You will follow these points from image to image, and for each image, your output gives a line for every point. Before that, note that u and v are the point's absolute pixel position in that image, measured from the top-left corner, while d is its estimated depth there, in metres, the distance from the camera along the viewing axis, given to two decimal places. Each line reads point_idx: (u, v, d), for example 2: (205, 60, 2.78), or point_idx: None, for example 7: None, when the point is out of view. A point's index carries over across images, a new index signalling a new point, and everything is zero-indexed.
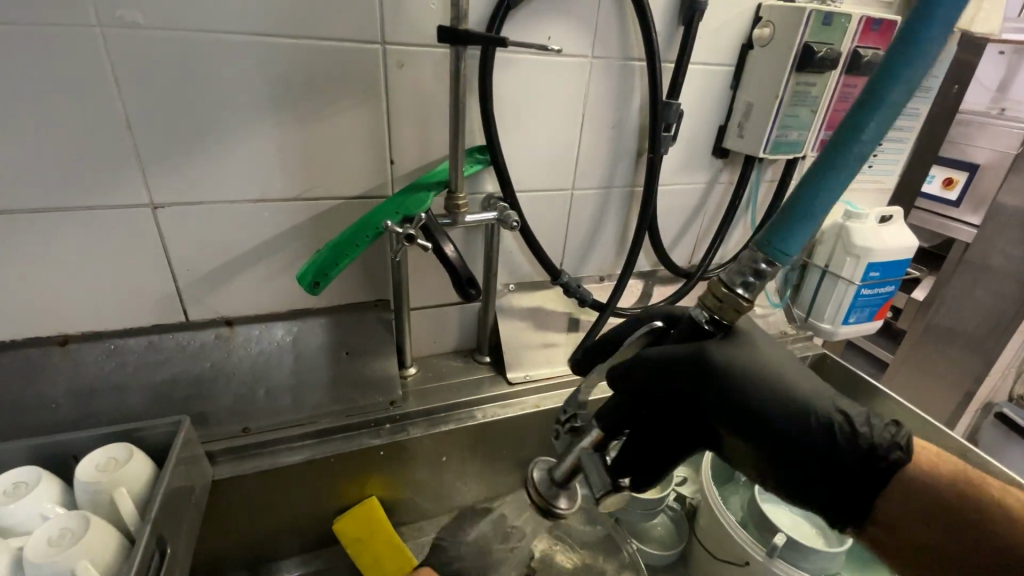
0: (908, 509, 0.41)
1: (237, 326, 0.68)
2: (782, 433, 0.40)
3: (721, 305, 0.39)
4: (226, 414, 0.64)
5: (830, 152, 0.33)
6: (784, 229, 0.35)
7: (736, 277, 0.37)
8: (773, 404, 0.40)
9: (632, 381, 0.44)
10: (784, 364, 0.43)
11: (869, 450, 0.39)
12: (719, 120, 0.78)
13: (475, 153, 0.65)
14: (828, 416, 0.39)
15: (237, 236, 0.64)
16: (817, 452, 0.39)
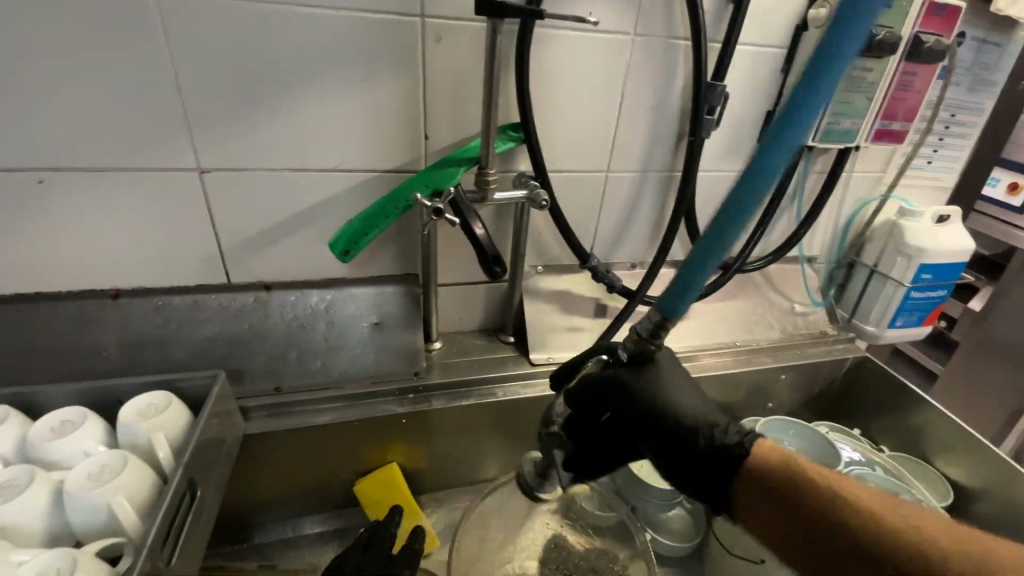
0: (768, 498, 0.43)
1: (274, 291, 0.71)
2: (680, 438, 0.44)
3: (639, 345, 0.44)
4: (259, 374, 0.67)
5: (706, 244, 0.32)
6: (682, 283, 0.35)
7: (647, 329, 0.42)
8: (674, 412, 0.45)
9: (573, 393, 0.50)
10: (682, 385, 0.47)
11: (726, 448, 0.43)
12: (766, 106, 0.75)
13: (508, 131, 0.65)
14: (705, 427, 0.44)
15: (276, 204, 0.66)
16: (693, 452, 0.44)
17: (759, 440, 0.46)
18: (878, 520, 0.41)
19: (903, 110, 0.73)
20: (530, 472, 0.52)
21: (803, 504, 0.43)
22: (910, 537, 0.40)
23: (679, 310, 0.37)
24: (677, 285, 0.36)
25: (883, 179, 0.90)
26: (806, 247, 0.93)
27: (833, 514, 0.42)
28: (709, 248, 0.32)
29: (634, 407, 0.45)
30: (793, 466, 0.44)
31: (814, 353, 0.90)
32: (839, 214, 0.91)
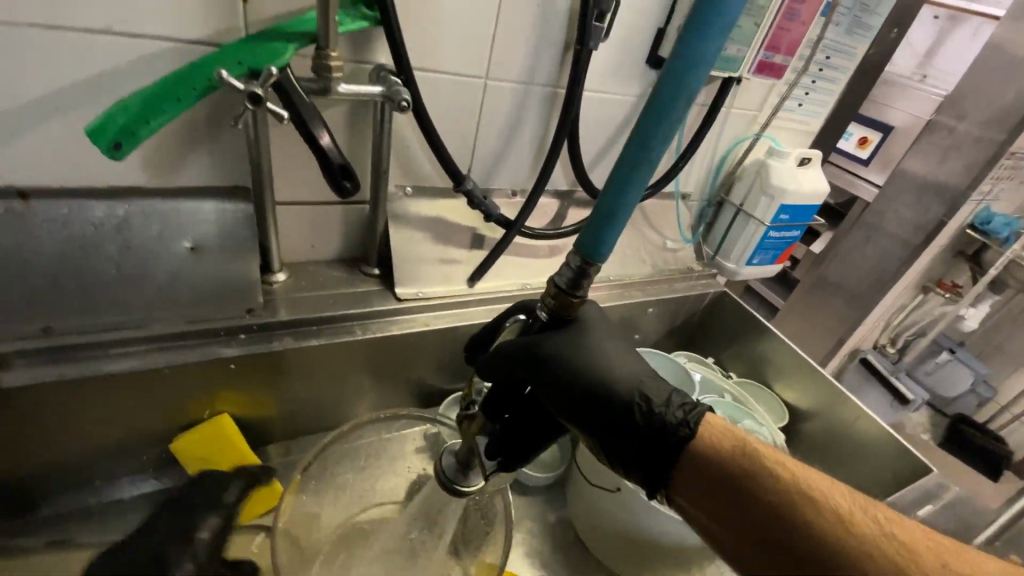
0: (697, 484, 0.40)
1: (34, 201, 0.52)
2: (604, 408, 0.43)
3: (558, 303, 0.44)
4: (20, 311, 0.51)
5: (625, 163, 0.39)
6: (603, 215, 0.40)
7: (569, 280, 0.42)
8: (595, 380, 0.44)
9: (490, 371, 0.48)
10: (618, 357, 0.45)
11: (664, 427, 0.41)
12: (658, 23, 0.69)
13: (360, 6, 0.51)
14: (630, 395, 0.43)
15: (18, 73, 0.46)
16: (629, 430, 0.42)
17: (708, 416, 0.43)
18: (842, 527, 0.35)
19: (785, 42, 0.72)
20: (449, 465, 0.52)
21: (777, 508, 0.37)
22: (896, 556, 0.34)
23: (638, 173, 0.39)
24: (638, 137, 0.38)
25: (757, 118, 0.91)
26: (683, 183, 0.93)
27: (793, 517, 0.36)
28: (631, 164, 0.39)
29: (552, 374, 0.44)
30: (734, 444, 0.41)
31: (680, 288, 0.92)
32: (716, 150, 0.92)
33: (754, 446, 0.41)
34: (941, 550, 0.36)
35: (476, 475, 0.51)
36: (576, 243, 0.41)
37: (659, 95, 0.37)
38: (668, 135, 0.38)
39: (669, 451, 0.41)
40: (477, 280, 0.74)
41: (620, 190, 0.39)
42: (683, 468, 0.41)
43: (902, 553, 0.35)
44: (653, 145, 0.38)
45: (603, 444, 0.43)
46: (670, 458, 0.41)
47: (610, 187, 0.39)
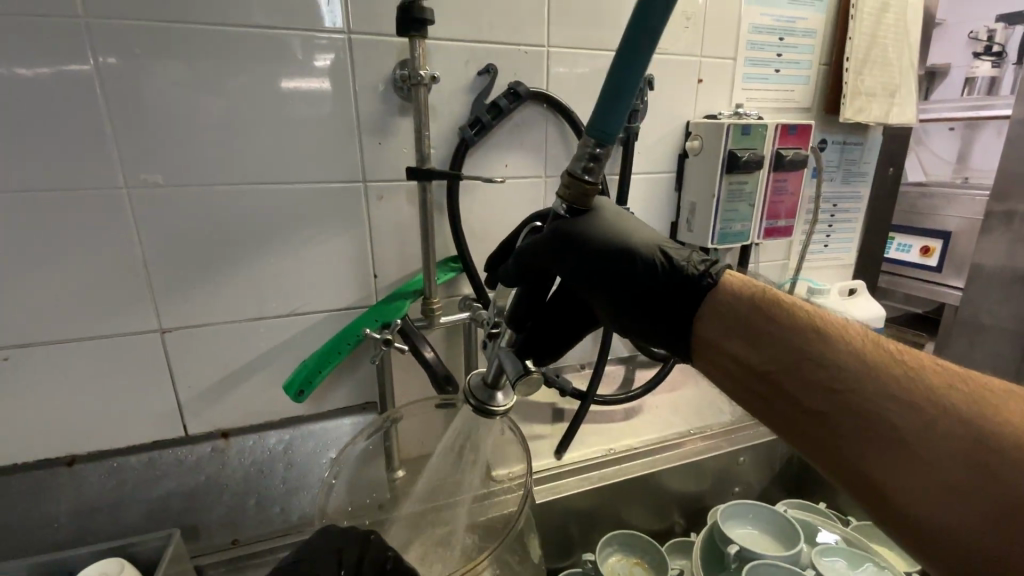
0: (723, 324, 0.48)
1: (232, 438, 0.70)
2: (630, 283, 0.50)
3: (572, 193, 0.46)
4: (216, 527, 0.68)
5: (629, 38, 0.39)
6: (614, 89, 0.41)
7: (582, 166, 0.44)
8: (619, 251, 0.50)
9: (517, 274, 0.51)
10: (632, 228, 0.53)
11: (686, 278, 0.49)
12: (670, 218, 0.87)
13: (447, 263, 0.74)
14: (652, 254, 0.50)
15: (233, 353, 0.69)
16: (654, 278, 0.49)
17: (727, 273, 0.51)
18: (851, 353, 0.42)
19: (783, 210, 0.87)
20: (476, 391, 0.49)
21: (796, 343, 0.45)
22: (895, 368, 0.41)
23: (643, 42, 0.39)
24: (626, 41, 0.40)
25: (788, 264, 1.02)
26: None
27: (807, 349, 0.44)
28: (636, 37, 0.39)
29: (577, 262, 0.50)
30: (756, 292, 0.48)
31: (766, 432, 0.92)
32: None
33: (775, 296, 0.48)
34: (974, 381, 0.39)
35: (508, 395, 0.49)
36: (590, 123, 0.42)
37: None
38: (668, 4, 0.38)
39: (691, 294, 0.49)
40: (564, 452, 0.82)
41: (626, 65, 0.40)
42: (707, 312, 0.49)
43: (911, 376, 0.40)
44: (654, 18, 0.39)
45: (633, 312, 0.50)
46: (693, 300, 0.49)
47: (619, 60, 0.40)
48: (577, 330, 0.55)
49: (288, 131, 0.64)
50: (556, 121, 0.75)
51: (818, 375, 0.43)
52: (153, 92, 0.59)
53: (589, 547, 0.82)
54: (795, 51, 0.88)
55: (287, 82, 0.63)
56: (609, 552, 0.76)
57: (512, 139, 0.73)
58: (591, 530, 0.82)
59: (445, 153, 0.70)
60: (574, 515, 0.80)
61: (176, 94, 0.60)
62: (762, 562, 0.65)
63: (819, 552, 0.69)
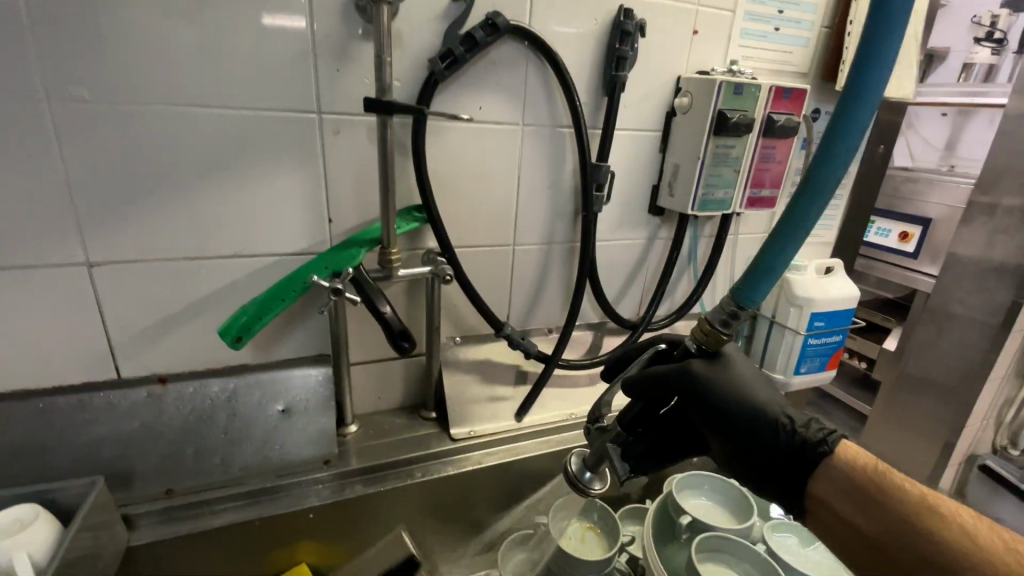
0: (838, 491, 0.50)
1: (170, 383, 0.66)
2: (751, 440, 0.51)
3: (710, 337, 0.49)
4: (150, 476, 0.63)
5: (781, 228, 0.41)
6: (760, 267, 0.43)
7: (722, 318, 0.47)
8: (746, 408, 0.51)
9: (644, 390, 0.53)
10: (757, 384, 0.53)
11: (805, 445, 0.51)
12: (651, 181, 0.83)
13: (412, 212, 0.68)
14: (778, 419, 0.51)
15: (171, 293, 0.64)
16: (773, 451, 0.51)
17: (846, 443, 0.52)
18: (959, 540, 0.46)
19: (768, 178, 0.83)
20: (578, 470, 0.54)
21: (908, 523, 0.48)
22: (1008, 558, 0.44)
23: (793, 235, 0.41)
24: (802, 193, 0.40)
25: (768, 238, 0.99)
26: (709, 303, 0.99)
27: (915, 527, 0.48)
28: (791, 232, 0.41)
29: (706, 405, 0.50)
30: (870, 465, 0.51)
31: None
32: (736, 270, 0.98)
33: (887, 472, 0.51)
34: None
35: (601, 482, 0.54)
36: (731, 290, 0.45)
37: (818, 162, 0.39)
38: (819, 210, 0.40)
39: (807, 462, 0.51)
40: (524, 415, 0.79)
41: (778, 251, 0.42)
42: (822, 481, 0.51)
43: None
44: (808, 216, 0.40)
45: (751, 462, 0.52)
46: (809, 467, 0.51)
47: (769, 248, 0.42)
48: (684, 452, 0.56)
49: (234, 48, 0.57)
50: (537, 62, 0.68)
51: (932, 556, 0.46)
52: None
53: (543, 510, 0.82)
54: (797, 8, 0.83)
55: None
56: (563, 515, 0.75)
57: (487, 79, 0.67)
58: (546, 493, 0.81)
59: (412, 90, 0.64)
60: (529, 476, 0.79)
61: None
62: (713, 534, 0.65)
63: (771, 527, 0.69)
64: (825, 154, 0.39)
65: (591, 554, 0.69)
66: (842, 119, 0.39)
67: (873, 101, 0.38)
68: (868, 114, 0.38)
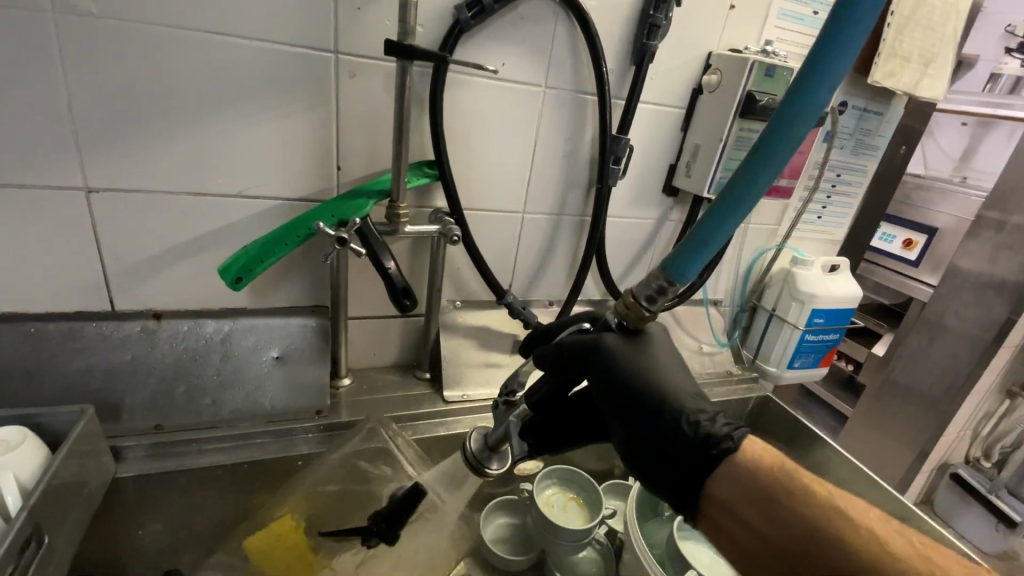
0: (739, 494, 0.42)
1: (164, 320, 0.65)
2: (651, 425, 0.45)
3: (631, 313, 0.43)
4: (140, 410, 0.63)
5: (729, 194, 0.36)
6: (699, 236, 0.37)
7: (649, 291, 0.41)
8: (645, 393, 0.46)
9: (553, 362, 0.49)
10: (673, 371, 0.48)
11: (707, 441, 0.44)
12: (669, 160, 0.81)
13: (422, 167, 0.66)
14: (683, 412, 0.45)
15: (171, 228, 0.62)
16: (672, 443, 0.44)
17: (753, 440, 0.45)
18: (874, 542, 0.39)
19: (788, 168, 0.81)
20: (477, 449, 0.53)
21: (832, 533, 0.40)
22: (920, 563, 0.38)
23: (740, 203, 0.36)
24: (746, 170, 0.35)
25: (777, 231, 0.98)
26: (712, 291, 0.99)
27: (828, 535, 0.40)
28: (736, 198, 0.35)
29: (610, 382, 0.46)
30: (776, 467, 0.44)
31: (719, 393, 0.93)
32: (741, 259, 0.98)
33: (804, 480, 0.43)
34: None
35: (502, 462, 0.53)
36: (663, 261, 0.39)
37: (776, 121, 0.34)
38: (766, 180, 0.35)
39: (708, 463, 0.43)
40: None
41: (720, 220, 0.36)
42: (755, 493, 0.42)
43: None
44: (756, 183, 0.35)
45: (649, 453, 0.45)
46: (708, 470, 0.43)
47: (711, 214, 0.36)
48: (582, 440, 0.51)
49: None
50: (567, 21, 0.66)
51: (836, 563, 0.39)
52: None
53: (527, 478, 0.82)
54: None
55: None
56: (547, 483, 0.75)
57: (514, 34, 0.64)
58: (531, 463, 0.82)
59: (434, 38, 0.61)
60: None
61: None
62: None
63: None
64: (781, 127, 0.34)
65: (572, 523, 0.70)
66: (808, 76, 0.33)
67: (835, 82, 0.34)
68: (827, 94, 0.33)
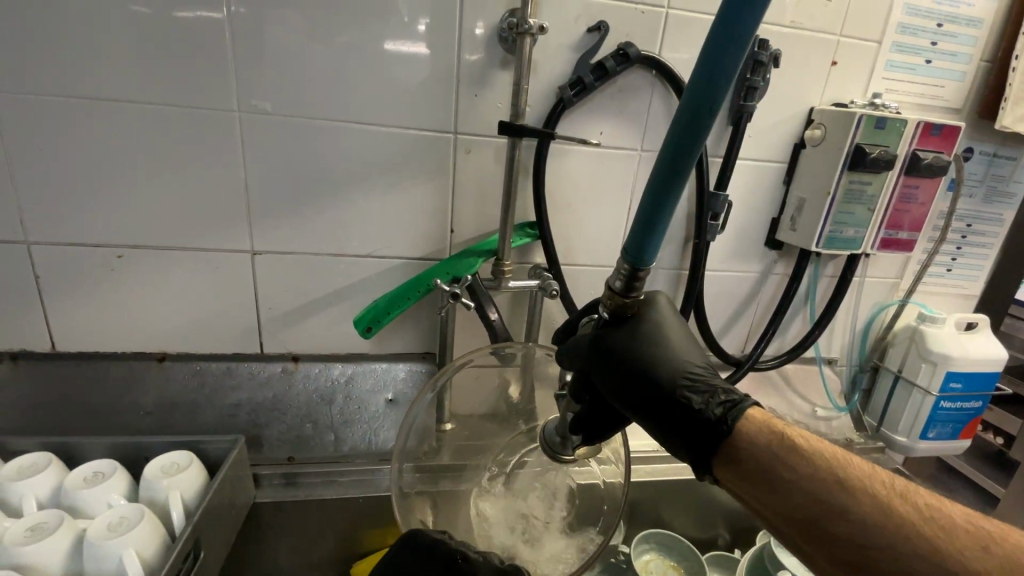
0: (741, 464, 0.44)
1: (301, 362, 0.75)
2: (657, 412, 0.45)
3: (616, 303, 0.43)
4: (278, 442, 0.72)
5: (663, 163, 0.35)
6: (645, 213, 0.36)
7: (623, 283, 0.41)
8: (651, 379, 0.45)
9: (564, 363, 0.50)
10: (673, 345, 0.47)
11: (708, 420, 0.44)
12: (771, 214, 0.80)
13: (525, 228, 0.71)
14: (682, 392, 0.45)
15: (312, 284, 0.72)
16: (677, 421, 0.45)
17: (751, 410, 0.46)
18: (881, 510, 0.40)
19: (907, 220, 0.76)
20: (551, 435, 0.49)
21: (835, 506, 0.41)
22: (924, 530, 0.38)
23: (676, 173, 0.34)
24: (679, 132, 0.33)
25: (899, 285, 0.90)
26: (824, 347, 0.93)
27: (830, 499, 0.41)
28: (668, 169, 0.34)
29: (615, 380, 0.45)
30: (773, 435, 0.45)
31: None
32: (858, 314, 0.91)
33: (793, 441, 0.44)
34: (985, 536, 0.38)
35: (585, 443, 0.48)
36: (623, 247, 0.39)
37: (697, 77, 0.32)
38: (698, 145, 0.33)
39: (713, 438, 0.44)
40: None
41: (659, 194, 0.35)
42: (753, 467, 0.44)
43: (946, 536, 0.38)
44: (687, 148, 0.34)
45: (668, 438, 0.46)
46: (712, 447, 0.44)
47: (649, 189, 0.36)
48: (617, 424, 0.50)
49: (391, 74, 0.64)
50: (663, 90, 0.70)
51: (842, 531, 0.40)
52: (274, 26, 0.61)
53: (624, 539, 0.80)
54: (954, 40, 0.76)
55: (386, 41, 0.63)
56: (644, 548, 0.73)
57: (611, 105, 0.69)
58: (627, 522, 0.80)
59: (539, 114, 0.68)
60: None
61: (295, 31, 0.61)
62: None
63: None
64: (709, 72, 0.31)
65: None
66: (726, 14, 0.30)
67: (757, 10, 0.30)
68: (752, 27, 0.30)
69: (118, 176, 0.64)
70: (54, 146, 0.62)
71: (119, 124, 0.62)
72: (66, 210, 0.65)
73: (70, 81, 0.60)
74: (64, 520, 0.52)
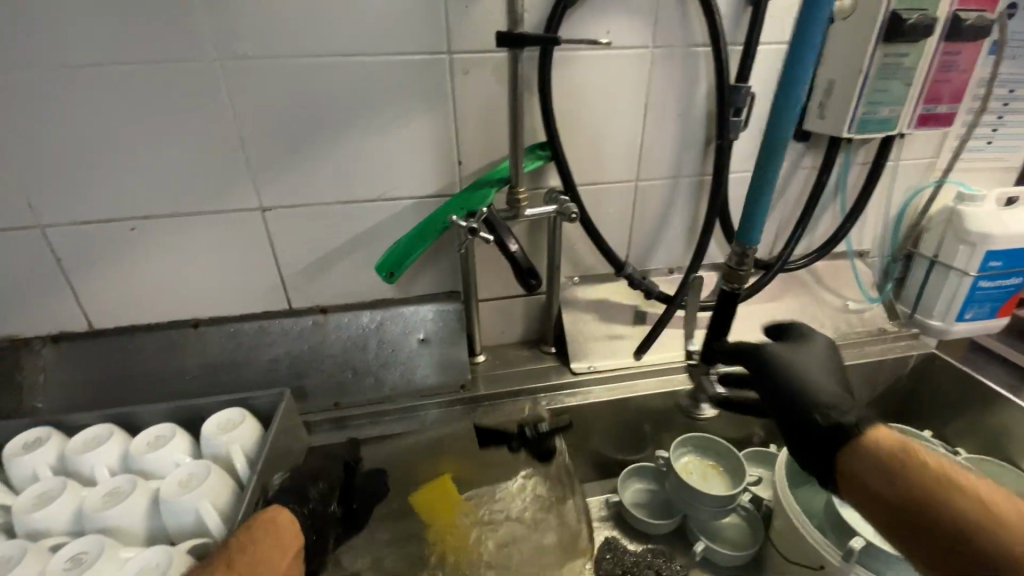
0: (870, 472, 0.49)
1: (330, 314, 0.75)
2: (791, 414, 0.53)
3: (733, 273, 0.65)
4: (321, 391, 0.74)
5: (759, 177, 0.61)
6: (753, 209, 0.62)
7: (736, 258, 0.65)
8: (789, 388, 0.54)
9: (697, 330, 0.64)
10: (811, 367, 0.55)
11: (841, 431, 0.51)
12: (798, 102, 0.74)
13: (536, 149, 0.68)
14: (814, 407, 0.52)
15: (327, 235, 0.71)
16: (808, 428, 0.52)
17: (879, 427, 0.52)
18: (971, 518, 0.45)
19: (947, 92, 0.70)
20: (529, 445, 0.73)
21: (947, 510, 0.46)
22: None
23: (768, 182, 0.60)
24: (751, 195, 0.62)
25: (935, 165, 0.85)
26: (857, 241, 0.90)
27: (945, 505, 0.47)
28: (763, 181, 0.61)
29: (772, 386, 0.55)
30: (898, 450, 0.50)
31: (874, 351, 0.84)
32: (891, 201, 0.87)
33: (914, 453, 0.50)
34: None
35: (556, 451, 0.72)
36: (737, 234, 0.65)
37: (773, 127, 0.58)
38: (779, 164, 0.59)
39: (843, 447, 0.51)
40: (644, 353, 0.79)
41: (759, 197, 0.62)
42: (855, 477, 0.50)
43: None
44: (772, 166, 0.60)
45: (790, 437, 0.54)
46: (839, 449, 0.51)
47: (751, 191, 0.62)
48: None
49: None
50: None
51: (959, 538, 0.45)
52: None
53: (662, 445, 0.83)
54: None
55: None
56: (682, 451, 0.76)
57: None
58: (663, 430, 0.82)
59: (538, 21, 0.62)
60: (650, 413, 0.80)
61: None
62: None
63: None
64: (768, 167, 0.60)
65: (713, 489, 0.70)
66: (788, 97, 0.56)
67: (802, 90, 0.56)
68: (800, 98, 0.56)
69: (113, 146, 0.62)
70: (41, 123, 0.60)
71: (100, 89, 0.59)
72: (70, 188, 0.63)
73: (39, 47, 0.56)
74: (137, 484, 0.55)
